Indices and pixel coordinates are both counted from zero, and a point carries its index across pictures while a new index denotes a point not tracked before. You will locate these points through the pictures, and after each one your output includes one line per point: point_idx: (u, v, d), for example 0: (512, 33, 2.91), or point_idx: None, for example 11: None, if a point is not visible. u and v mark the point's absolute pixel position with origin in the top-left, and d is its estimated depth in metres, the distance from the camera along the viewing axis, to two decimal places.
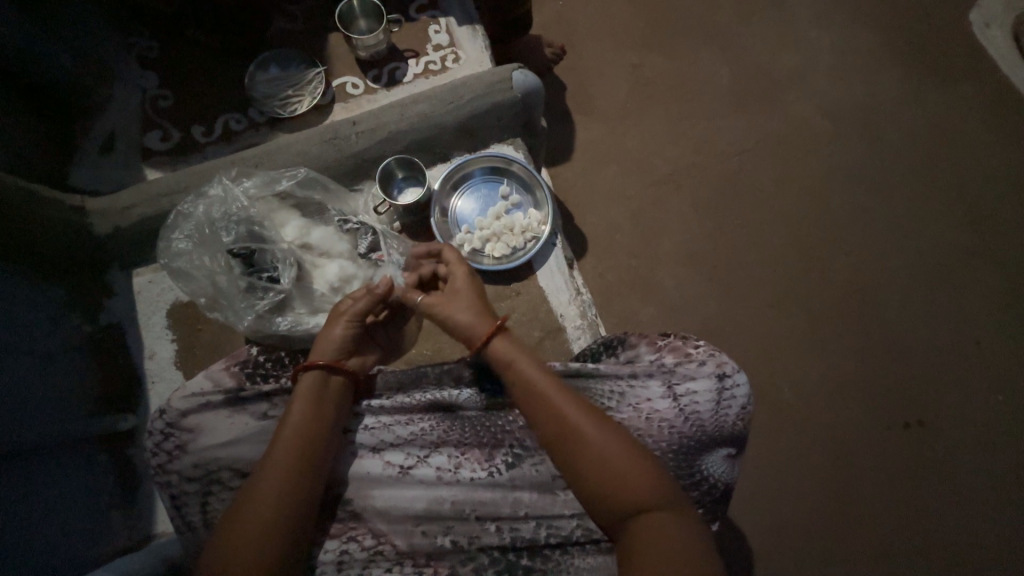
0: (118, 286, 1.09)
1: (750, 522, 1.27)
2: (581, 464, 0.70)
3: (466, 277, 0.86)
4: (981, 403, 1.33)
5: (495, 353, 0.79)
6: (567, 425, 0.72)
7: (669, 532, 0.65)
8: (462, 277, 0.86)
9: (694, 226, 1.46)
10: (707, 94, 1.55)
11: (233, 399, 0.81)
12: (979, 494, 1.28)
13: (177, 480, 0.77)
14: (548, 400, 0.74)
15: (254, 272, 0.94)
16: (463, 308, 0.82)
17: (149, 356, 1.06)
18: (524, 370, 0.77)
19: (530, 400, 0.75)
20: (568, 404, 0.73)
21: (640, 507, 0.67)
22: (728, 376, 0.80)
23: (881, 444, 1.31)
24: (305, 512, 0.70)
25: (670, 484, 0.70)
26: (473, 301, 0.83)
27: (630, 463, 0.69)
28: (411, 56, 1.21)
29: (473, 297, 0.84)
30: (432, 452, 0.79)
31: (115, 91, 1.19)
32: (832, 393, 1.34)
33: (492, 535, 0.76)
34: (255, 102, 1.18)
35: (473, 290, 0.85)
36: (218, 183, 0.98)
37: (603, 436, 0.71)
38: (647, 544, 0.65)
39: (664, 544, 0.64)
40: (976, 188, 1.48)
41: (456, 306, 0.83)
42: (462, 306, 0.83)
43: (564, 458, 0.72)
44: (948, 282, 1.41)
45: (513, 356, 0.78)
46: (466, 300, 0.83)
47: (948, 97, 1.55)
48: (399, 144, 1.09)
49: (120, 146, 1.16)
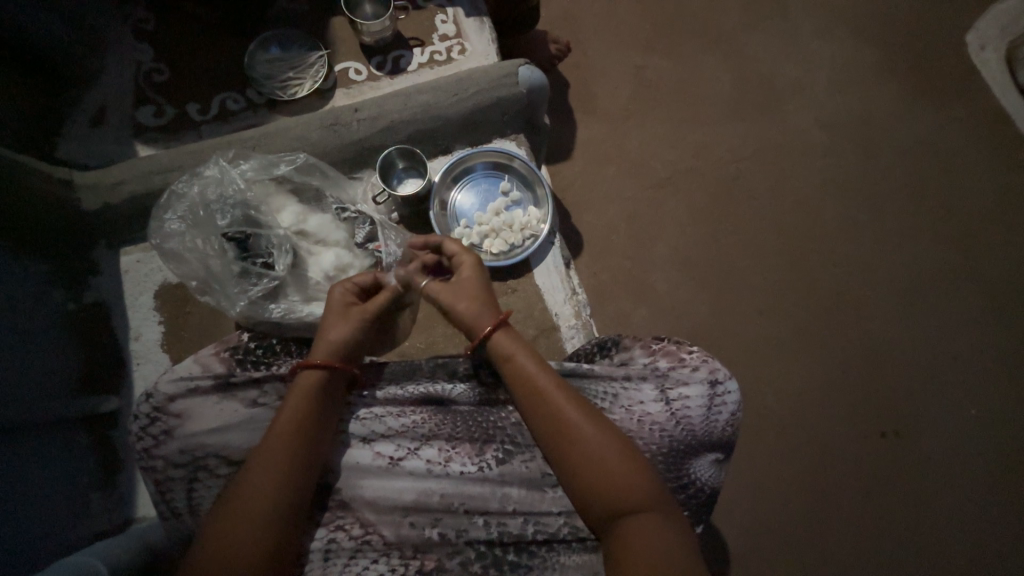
0: (105, 264, 1.06)
1: (728, 524, 1.30)
2: (574, 463, 0.71)
3: (470, 272, 0.84)
4: (955, 416, 1.38)
5: (495, 347, 0.79)
6: (564, 423, 0.72)
7: (657, 533, 0.66)
8: (465, 273, 0.84)
9: (690, 231, 1.47)
10: (709, 100, 1.56)
11: (223, 386, 0.80)
12: (949, 503, 1.32)
13: (162, 466, 0.76)
14: (546, 398, 0.74)
15: (248, 257, 0.91)
16: (467, 308, 0.81)
17: (135, 338, 1.04)
18: (524, 366, 0.77)
19: (528, 396, 0.75)
20: (566, 402, 0.74)
21: (630, 507, 0.68)
22: (720, 382, 0.81)
23: (858, 451, 1.35)
24: (296, 502, 0.70)
25: (659, 485, 0.71)
26: (478, 300, 0.82)
27: (623, 464, 0.70)
28: (416, 45, 1.19)
29: (478, 296, 0.82)
30: (423, 445, 0.79)
31: (107, 63, 1.15)
32: (814, 401, 1.38)
33: (479, 529, 0.76)
34: (254, 83, 1.15)
35: (478, 288, 0.83)
36: (214, 164, 0.96)
37: (599, 436, 0.71)
38: (635, 544, 0.66)
39: (651, 545, 0.65)
40: (963, 207, 1.52)
41: (459, 302, 0.82)
42: (466, 299, 0.81)
43: (559, 456, 0.72)
44: (931, 297, 1.45)
45: (515, 351, 0.78)
46: (471, 300, 0.81)
47: (942, 116, 1.58)
48: (401, 134, 1.08)
49: (111, 119, 1.12)
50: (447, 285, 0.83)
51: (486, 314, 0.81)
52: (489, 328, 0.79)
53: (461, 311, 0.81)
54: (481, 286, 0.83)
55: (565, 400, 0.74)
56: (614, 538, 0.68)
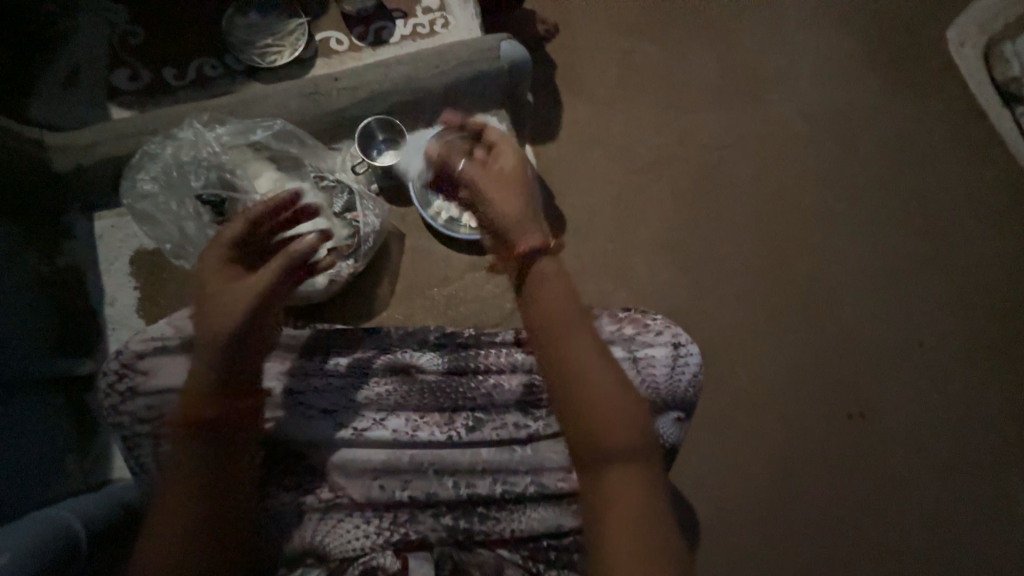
0: (78, 228, 1.06)
1: (697, 496, 1.35)
2: (583, 399, 0.72)
3: (511, 163, 0.90)
4: (917, 398, 1.43)
5: (539, 272, 0.85)
6: (572, 366, 0.74)
7: (642, 485, 0.69)
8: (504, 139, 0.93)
9: (670, 214, 1.50)
10: (693, 86, 1.58)
11: (234, 294, 0.76)
12: (908, 485, 1.39)
13: (129, 421, 0.77)
14: (568, 339, 0.76)
15: (224, 221, 0.93)
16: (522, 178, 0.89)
17: (109, 302, 1.04)
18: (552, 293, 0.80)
19: (549, 323, 0.78)
20: (565, 320, 0.78)
21: (620, 452, 0.70)
22: (683, 345, 0.85)
23: (823, 430, 1.41)
24: (236, 461, 0.73)
25: (658, 456, 0.72)
26: (524, 210, 0.89)
27: (629, 425, 0.71)
28: (399, 17, 1.18)
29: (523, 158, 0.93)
30: (389, 414, 0.81)
31: (82, 25, 1.13)
32: (783, 380, 1.42)
33: (448, 489, 0.78)
34: (232, 49, 1.13)
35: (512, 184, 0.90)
36: (189, 127, 0.98)
37: (587, 360, 0.74)
38: (613, 490, 0.68)
39: (633, 489, 0.68)
40: (936, 199, 1.56)
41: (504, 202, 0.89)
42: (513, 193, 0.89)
43: (572, 386, 0.73)
44: (899, 283, 1.50)
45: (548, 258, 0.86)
46: (514, 200, 0.89)
47: (918, 108, 1.62)
48: (381, 105, 1.09)
49: (84, 82, 1.10)
50: (488, 175, 0.90)
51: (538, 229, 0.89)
52: (535, 245, 0.87)
53: (509, 206, 0.89)
54: (524, 183, 0.90)
55: (585, 342, 0.76)
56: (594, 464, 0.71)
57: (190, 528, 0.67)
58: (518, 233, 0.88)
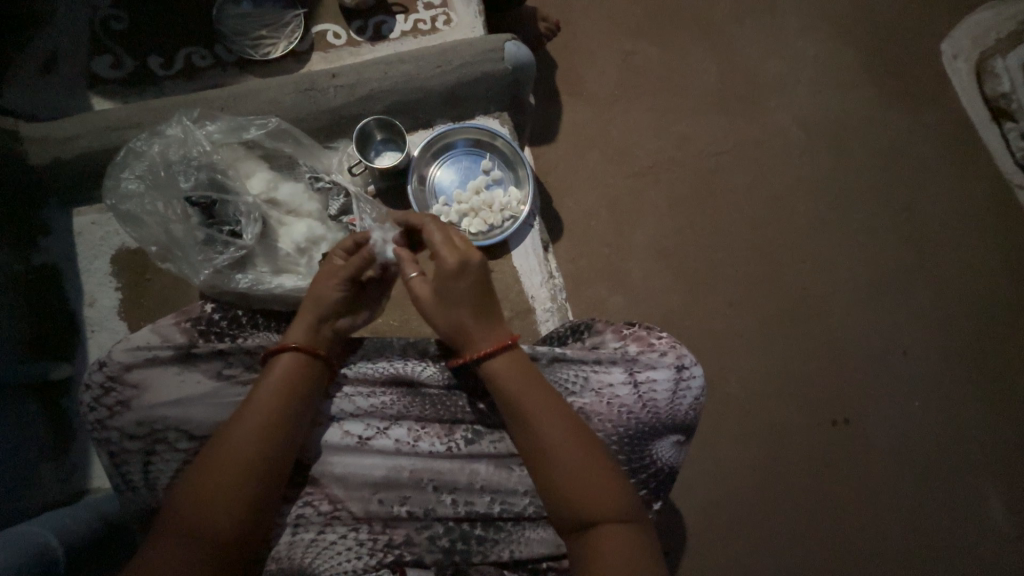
0: (56, 225, 1.01)
1: (687, 502, 1.36)
2: (572, 479, 0.71)
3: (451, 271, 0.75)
4: (900, 408, 1.46)
5: (498, 375, 0.75)
6: (558, 462, 0.71)
7: (634, 549, 0.68)
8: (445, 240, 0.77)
9: (667, 221, 1.49)
10: (692, 91, 1.57)
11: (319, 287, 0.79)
12: (891, 492, 1.42)
13: (117, 437, 0.75)
14: (553, 425, 0.73)
15: (214, 224, 0.89)
16: (470, 291, 0.75)
17: (89, 304, 1.00)
18: (534, 377, 0.76)
19: (532, 413, 0.73)
20: (549, 405, 0.74)
21: (614, 521, 0.70)
22: (686, 367, 0.85)
23: (810, 439, 1.42)
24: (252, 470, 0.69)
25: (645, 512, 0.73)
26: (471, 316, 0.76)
27: (620, 492, 0.71)
28: (400, 12, 1.14)
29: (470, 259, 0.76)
30: (392, 424, 0.80)
31: (59, 6, 1.07)
32: (772, 388, 1.44)
33: (447, 507, 0.78)
34: (222, 39, 1.08)
35: (461, 296, 0.75)
36: (178, 123, 0.93)
37: (575, 441, 0.72)
38: (606, 552, 0.67)
39: (626, 552, 0.67)
40: (924, 212, 1.58)
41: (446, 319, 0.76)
42: (465, 310, 0.75)
43: (559, 474, 0.71)
44: (887, 295, 1.52)
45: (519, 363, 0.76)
46: (462, 314, 0.76)
47: (910, 121, 1.63)
48: (380, 105, 1.04)
49: (64, 69, 1.05)
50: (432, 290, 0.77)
51: (503, 328, 0.78)
52: (490, 354, 0.75)
53: (447, 320, 0.76)
54: (474, 288, 0.76)
55: (570, 428, 0.73)
56: (590, 532, 0.70)
57: (207, 528, 0.65)
58: (469, 341, 0.76)
